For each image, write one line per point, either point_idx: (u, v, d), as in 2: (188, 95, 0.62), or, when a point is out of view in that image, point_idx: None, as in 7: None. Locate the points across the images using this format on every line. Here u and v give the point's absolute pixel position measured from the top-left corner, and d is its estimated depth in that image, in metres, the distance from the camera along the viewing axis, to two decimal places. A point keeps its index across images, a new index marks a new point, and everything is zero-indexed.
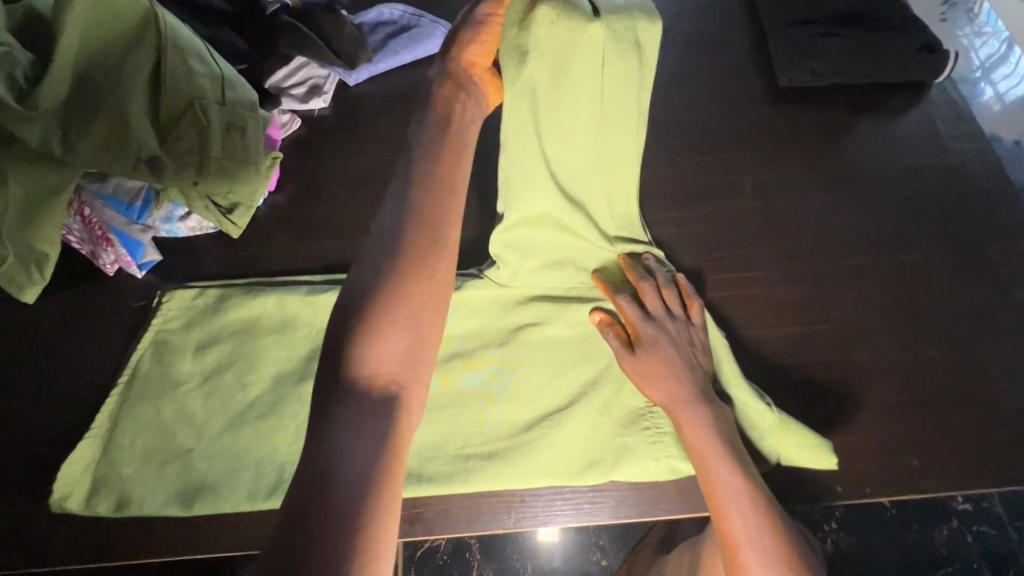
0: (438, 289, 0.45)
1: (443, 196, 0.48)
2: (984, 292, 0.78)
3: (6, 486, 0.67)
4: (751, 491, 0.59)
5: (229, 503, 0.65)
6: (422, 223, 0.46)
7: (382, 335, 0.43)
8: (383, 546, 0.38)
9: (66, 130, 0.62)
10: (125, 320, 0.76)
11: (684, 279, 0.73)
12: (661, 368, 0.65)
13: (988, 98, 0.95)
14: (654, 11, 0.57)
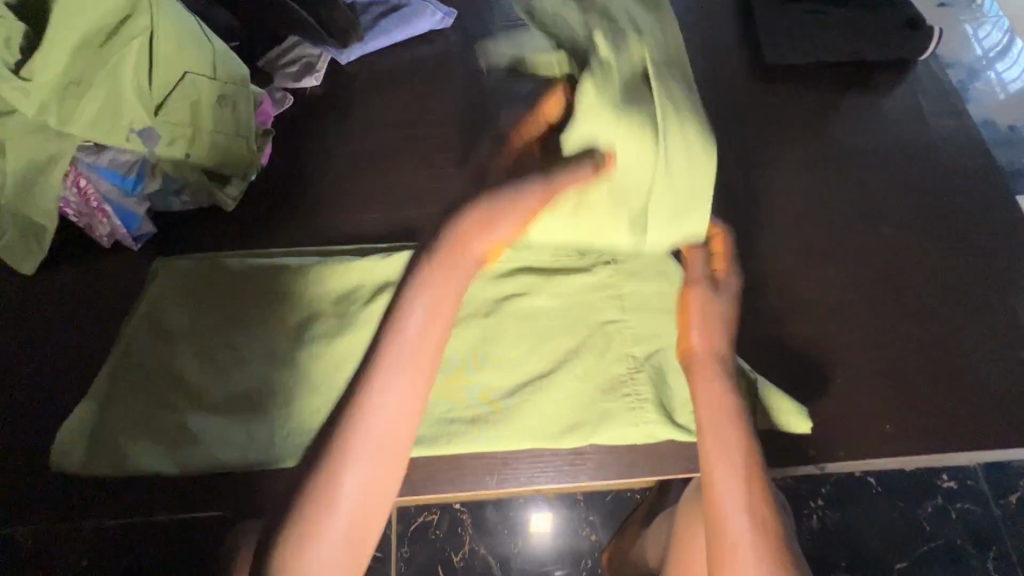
0: (377, 494, 0.51)
1: (401, 394, 0.51)
2: (962, 263, 0.79)
3: (12, 447, 0.70)
4: (751, 455, 0.57)
5: (221, 463, 0.67)
6: (375, 424, 0.51)
7: (318, 534, 0.49)
8: None
9: (62, 102, 0.63)
10: (121, 291, 0.78)
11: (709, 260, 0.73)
12: (719, 315, 0.63)
13: (984, 90, 1.28)
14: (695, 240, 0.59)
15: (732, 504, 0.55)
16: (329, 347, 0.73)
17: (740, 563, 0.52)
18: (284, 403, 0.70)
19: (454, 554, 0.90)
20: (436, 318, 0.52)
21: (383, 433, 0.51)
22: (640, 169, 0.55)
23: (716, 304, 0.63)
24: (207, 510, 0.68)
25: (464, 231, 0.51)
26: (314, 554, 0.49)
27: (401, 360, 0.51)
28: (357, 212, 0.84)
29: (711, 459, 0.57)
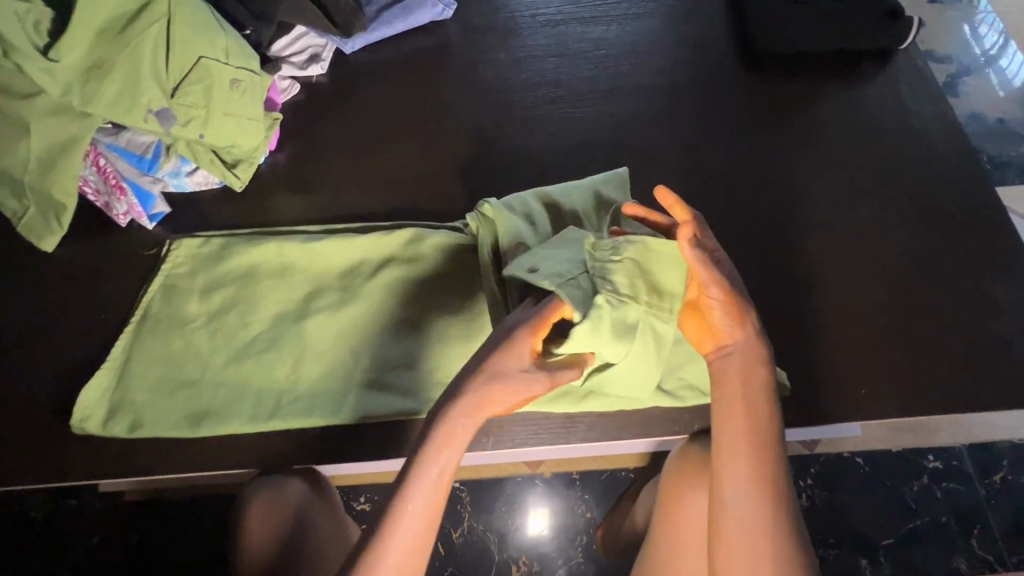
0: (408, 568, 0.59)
1: (418, 521, 0.59)
2: (937, 238, 0.83)
3: (37, 410, 0.74)
4: (773, 439, 0.60)
5: (232, 425, 0.71)
6: (401, 530, 0.59)
7: None
8: None
9: (84, 82, 0.68)
10: (138, 266, 0.82)
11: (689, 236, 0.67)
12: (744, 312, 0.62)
13: (964, 93, 1.31)
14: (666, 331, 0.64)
15: (738, 484, 0.59)
16: (334, 317, 0.77)
17: (746, 538, 0.58)
18: (292, 369, 0.74)
19: (453, 528, 1.04)
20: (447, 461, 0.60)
21: (412, 530, 0.59)
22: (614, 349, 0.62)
23: (735, 303, 0.62)
24: (216, 469, 0.71)
25: (482, 400, 0.60)
26: None
27: (418, 515, 0.59)
28: (360, 192, 0.88)
29: (731, 444, 0.61)
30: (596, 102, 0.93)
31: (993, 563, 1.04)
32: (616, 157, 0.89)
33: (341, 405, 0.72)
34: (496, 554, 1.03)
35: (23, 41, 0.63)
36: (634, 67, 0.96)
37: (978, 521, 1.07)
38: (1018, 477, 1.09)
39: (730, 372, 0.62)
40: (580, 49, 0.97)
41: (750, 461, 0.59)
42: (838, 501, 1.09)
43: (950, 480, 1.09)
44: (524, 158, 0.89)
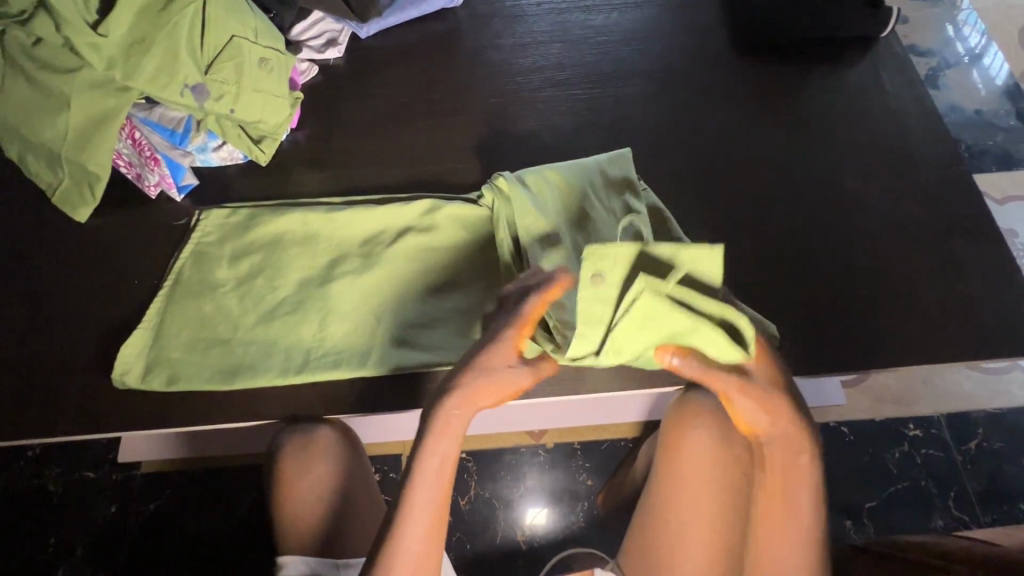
0: (424, 554, 0.62)
1: (431, 505, 0.63)
2: (914, 210, 0.89)
3: (78, 368, 0.79)
4: (819, 532, 0.62)
5: (263, 378, 0.77)
6: (416, 518, 0.62)
7: None
8: None
9: (126, 57, 0.74)
10: (168, 234, 0.87)
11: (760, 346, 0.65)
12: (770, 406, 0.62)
13: (946, 85, 1.38)
14: None
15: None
16: (356, 281, 0.82)
17: None
18: (318, 328, 0.80)
19: (462, 497, 1.09)
20: (450, 445, 0.64)
21: (422, 523, 0.63)
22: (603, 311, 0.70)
23: (762, 401, 0.62)
24: (249, 419, 0.77)
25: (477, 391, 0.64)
26: None
27: (432, 489, 0.63)
28: (377, 168, 0.93)
29: (769, 536, 0.62)
30: (598, 85, 0.99)
31: (967, 522, 1.11)
32: (618, 136, 0.95)
33: (365, 358, 0.78)
34: (501, 520, 1.08)
35: (75, 17, 0.71)
36: (633, 53, 1.02)
37: (954, 484, 1.14)
38: (991, 444, 1.16)
39: (770, 460, 0.63)
40: (583, 35, 1.03)
41: (793, 550, 0.61)
42: (825, 468, 1.15)
43: (928, 447, 1.16)
44: (531, 137, 0.95)
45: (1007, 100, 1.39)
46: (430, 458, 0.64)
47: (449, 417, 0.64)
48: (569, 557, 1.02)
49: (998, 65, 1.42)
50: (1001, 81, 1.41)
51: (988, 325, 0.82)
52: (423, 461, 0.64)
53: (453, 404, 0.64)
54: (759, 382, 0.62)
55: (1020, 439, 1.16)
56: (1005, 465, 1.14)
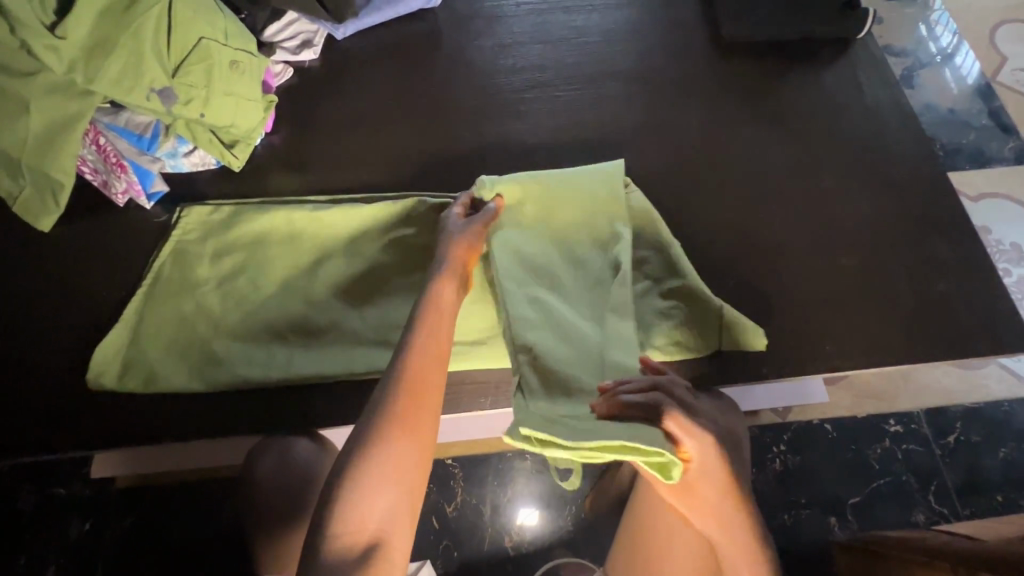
0: (428, 407, 0.57)
1: (434, 343, 0.61)
2: (892, 209, 0.90)
3: (46, 381, 0.76)
4: None
5: (244, 380, 0.75)
6: (416, 359, 0.59)
7: (376, 478, 0.53)
8: (371, 492, 0.53)
9: (89, 60, 0.71)
10: (140, 243, 0.84)
11: (701, 449, 0.60)
12: (717, 509, 0.62)
13: (919, 84, 1.41)
14: (632, 337, 0.71)
15: None
16: (341, 282, 0.81)
17: None
18: (301, 331, 0.78)
19: (448, 504, 1.08)
20: (441, 286, 0.66)
21: (422, 363, 0.59)
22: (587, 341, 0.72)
23: (708, 506, 0.62)
24: (228, 428, 0.75)
25: (454, 244, 0.70)
26: (377, 466, 0.53)
27: (432, 332, 0.61)
28: (355, 171, 0.91)
29: None
30: (578, 86, 0.98)
31: (947, 515, 1.13)
32: (600, 138, 0.94)
33: (351, 361, 0.76)
34: (488, 527, 1.07)
35: (30, 18, 0.67)
36: (613, 53, 1.01)
37: (934, 478, 1.15)
38: (969, 437, 1.18)
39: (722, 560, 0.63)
40: (562, 36, 1.02)
41: None
42: (810, 465, 1.16)
43: (909, 442, 1.18)
44: (512, 139, 0.94)
45: (979, 98, 1.41)
46: (431, 306, 0.63)
47: (450, 278, 0.67)
48: (555, 569, 1.03)
49: (970, 65, 1.45)
50: (972, 80, 1.43)
51: (966, 322, 0.83)
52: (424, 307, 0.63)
53: (456, 269, 0.68)
54: (703, 489, 0.62)
55: (996, 432, 1.18)
56: (983, 458, 1.16)
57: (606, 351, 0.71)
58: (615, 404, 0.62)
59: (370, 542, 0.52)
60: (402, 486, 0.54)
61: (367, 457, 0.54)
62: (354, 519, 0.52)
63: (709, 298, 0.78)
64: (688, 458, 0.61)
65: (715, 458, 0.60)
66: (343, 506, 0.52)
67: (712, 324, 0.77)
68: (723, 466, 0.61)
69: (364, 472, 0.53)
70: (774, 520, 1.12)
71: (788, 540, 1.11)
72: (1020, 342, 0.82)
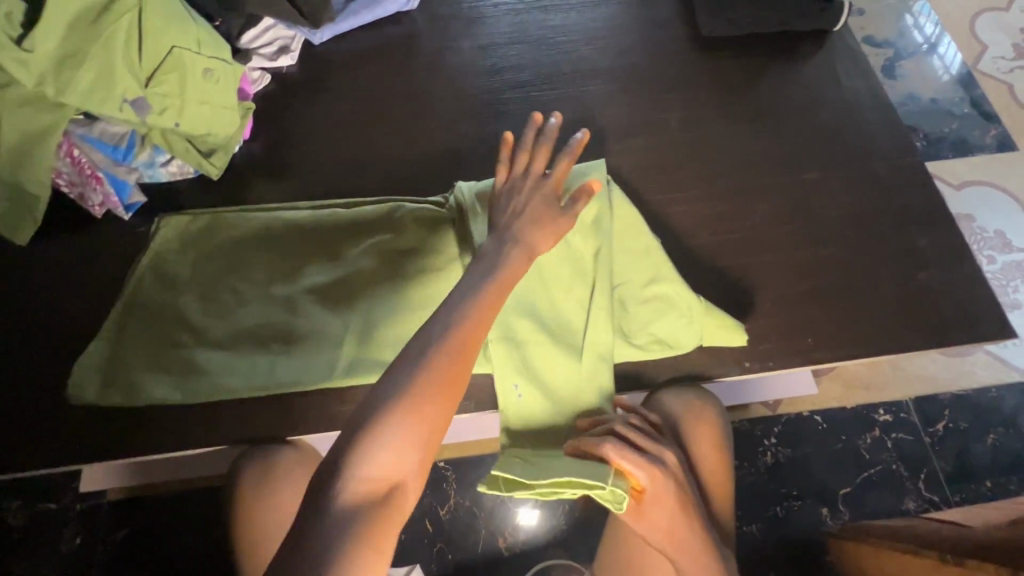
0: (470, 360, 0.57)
1: (493, 301, 0.61)
2: (873, 200, 0.90)
3: (28, 397, 0.76)
4: None
5: (227, 388, 0.75)
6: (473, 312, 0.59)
7: (406, 415, 0.52)
8: (402, 428, 0.51)
9: (58, 72, 0.70)
10: (119, 256, 0.84)
11: (652, 479, 0.63)
12: (674, 530, 0.64)
13: (899, 76, 1.42)
14: (600, 346, 0.76)
15: None
16: (323, 288, 0.80)
17: None
18: (283, 338, 0.77)
19: (441, 506, 1.07)
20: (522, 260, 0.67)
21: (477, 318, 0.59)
22: (558, 348, 0.76)
23: (664, 530, 0.64)
24: (213, 439, 0.75)
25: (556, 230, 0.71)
26: (413, 404, 0.52)
27: (495, 293, 0.62)
28: (335, 178, 0.91)
29: None
30: (558, 85, 0.98)
31: (938, 503, 1.14)
32: (580, 137, 0.94)
33: (333, 369, 0.76)
34: (482, 528, 1.07)
35: None
36: (593, 52, 1.01)
37: (925, 466, 1.16)
38: (957, 424, 1.19)
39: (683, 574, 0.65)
40: (541, 36, 1.02)
41: None
42: (801, 456, 1.17)
43: (898, 431, 1.18)
44: (492, 141, 0.94)
45: (960, 87, 1.42)
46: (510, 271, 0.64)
47: (524, 251, 0.67)
48: (546, 569, 1.03)
49: (952, 55, 1.46)
50: (954, 70, 1.44)
51: (947, 311, 0.83)
52: (494, 272, 0.64)
53: (530, 243, 0.68)
54: (659, 516, 0.64)
55: (983, 419, 1.19)
56: (971, 444, 1.17)
57: (582, 375, 0.75)
58: (576, 447, 0.65)
59: (391, 489, 0.50)
60: (432, 435, 0.53)
61: (412, 400, 0.53)
62: (378, 457, 0.50)
63: (690, 298, 0.77)
64: (639, 487, 0.63)
65: (665, 486, 0.63)
66: (375, 441, 0.51)
67: (691, 324, 0.77)
68: (674, 492, 0.63)
69: (405, 416, 0.52)
70: (766, 512, 1.13)
71: (781, 532, 1.12)
72: (1002, 329, 0.83)
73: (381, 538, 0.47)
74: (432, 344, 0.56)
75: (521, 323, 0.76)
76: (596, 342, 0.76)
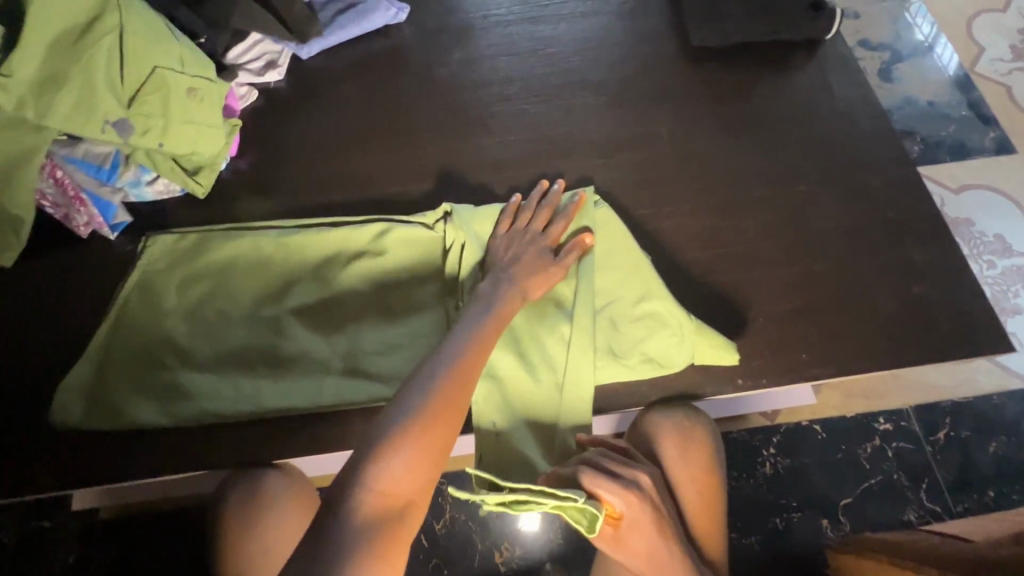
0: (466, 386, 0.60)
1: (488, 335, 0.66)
2: (867, 211, 0.89)
3: (12, 422, 0.75)
4: None
5: (212, 411, 0.74)
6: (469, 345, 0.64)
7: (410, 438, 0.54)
8: (408, 447, 0.54)
9: (38, 96, 0.70)
10: (105, 277, 0.83)
11: (627, 504, 0.63)
12: (652, 553, 0.64)
13: (894, 80, 1.41)
14: (586, 366, 0.75)
15: None
16: (311, 309, 0.79)
17: None
18: (269, 361, 0.77)
19: (436, 521, 1.06)
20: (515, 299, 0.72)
21: (473, 350, 0.64)
22: (542, 368, 0.76)
23: (643, 553, 0.64)
24: (200, 463, 0.74)
25: (551, 271, 0.76)
26: (416, 428, 0.55)
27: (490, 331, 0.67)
28: (322, 195, 0.90)
29: None
30: (548, 97, 0.97)
31: (940, 514, 1.12)
32: (571, 150, 0.93)
33: (318, 393, 0.75)
34: (478, 544, 1.05)
35: None
36: (582, 63, 1.00)
37: (926, 476, 1.14)
38: (959, 433, 1.17)
39: None
40: (530, 48, 1.01)
41: None
42: (800, 467, 1.15)
43: (898, 440, 1.17)
44: (481, 155, 0.93)
45: (957, 90, 1.41)
46: (506, 310, 0.70)
47: (518, 292, 0.73)
48: None
49: (948, 56, 1.44)
50: (951, 71, 1.43)
51: (944, 323, 0.82)
52: (490, 313, 0.69)
53: (523, 287, 0.74)
54: (636, 540, 0.64)
55: (985, 427, 1.17)
56: (973, 454, 1.15)
57: (562, 406, 0.74)
58: (553, 478, 0.66)
59: (404, 506, 0.52)
60: (441, 455, 0.56)
61: (418, 424, 0.56)
62: (385, 480, 0.52)
63: (679, 315, 0.77)
64: (615, 513, 0.64)
65: (642, 511, 0.64)
66: (381, 463, 0.53)
67: (681, 341, 0.76)
68: (651, 519, 0.64)
69: (417, 437, 0.55)
70: (765, 525, 1.11)
71: (781, 545, 1.10)
72: (1001, 340, 0.82)
73: (394, 555, 0.49)
74: (432, 374, 0.60)
75: (500, 355, 0.77)
76: (576, 372, 0.75)
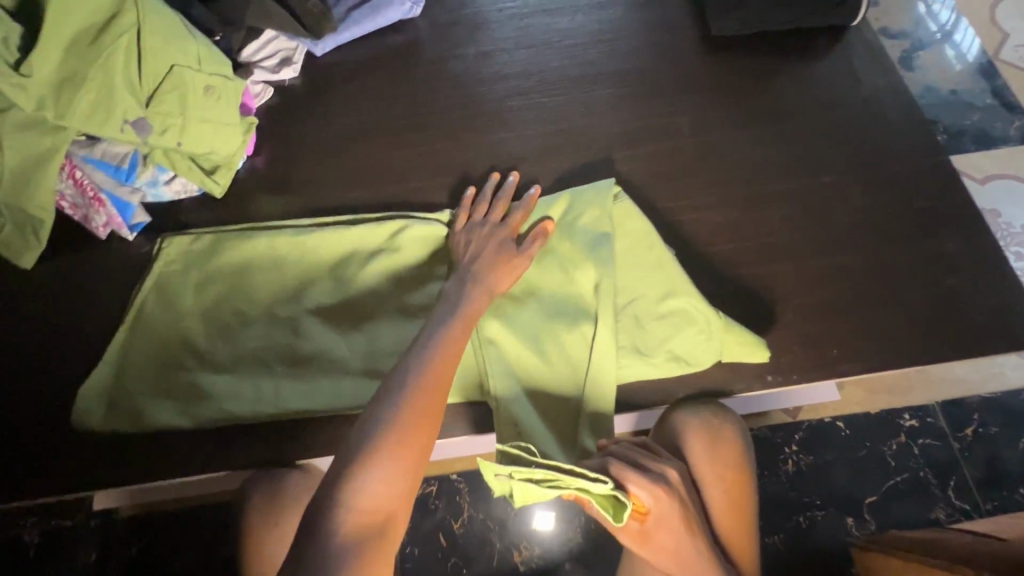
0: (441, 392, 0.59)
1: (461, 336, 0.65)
2: (896, 202, 0.87)
3: (35, 423, 0.75)
4: None
5: (233, 411, 0.74)
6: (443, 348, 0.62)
7: (387, 455, 0.54)
8: (382, 464, 0.53)
9: (58, 95, 0.70)
10: (124, 277, 0.83)
11: (656, 500, 0.62)
12: (678, 550, 0.62)
13: (913, 67, 1.37)
14: (610, 364, 0.73)
15: None
16: (329, 308, 0.79)
17: None
18: (289, 360, 0.76)
19: (455, 519, 1.05)
20: (480, 294, 0.70)
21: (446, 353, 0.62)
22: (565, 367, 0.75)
23: (669, 550, 0.63)
24: (223, 463, 0.73)
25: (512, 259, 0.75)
26: (392, 442, 0.54)
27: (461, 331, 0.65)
28: (339, 192, 0.89)
29: None
30: (565, 90, 0.96)
31: (969, 511, 1.09)
32: (590, 144, 0.91)
33: (339, 393, 0.74)
34: (496, 542, 1.04)
35: None
36: (599, 55, 0.99)
37: (954, 473, 1.12)
38: (988, 429, 1.14)
39: None
40: (546, 40, 0.99)
41: None
42: (823, 464, 1.13)
43: (925, 437, 1.14)
44: (499, 150, 0.91)
45: (980, 76, 1.37)
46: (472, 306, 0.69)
47: (483, 289, 0.71)
48: None
49: (970, 42, 1.41)
50: (973, 57, 1.39)
51: (978, 316, 0.80)
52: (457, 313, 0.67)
53: (486, 283, 0.72)
54: (663, 536, 0.63)
55: (1015, 424, 1.14)
56: (1003, 450, 1.13)
57: (587, 407, 0.73)
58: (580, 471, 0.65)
59: (384, 520, 0.52)
60: (415, 470, 0.55)
61: (392, 436, 0.55)
62: (363, 498, 0.52)
63: (707, 311, 0.75)
64: (643, 507, 0.62)
65: (670, 506, 0.62)
66: (358, 481, 0.52)
67: (709, 338, 0.75)
68: (678, 514, 0.62)
69: (389, 453, 0.54)
70: (789, 523, 1.09)
71: (804, 543, 1.08)
72: None
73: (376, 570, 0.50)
74: (406, 386, 0.58)
75: (523, 353, 0.76)
76: (601, 372, 0.73)
